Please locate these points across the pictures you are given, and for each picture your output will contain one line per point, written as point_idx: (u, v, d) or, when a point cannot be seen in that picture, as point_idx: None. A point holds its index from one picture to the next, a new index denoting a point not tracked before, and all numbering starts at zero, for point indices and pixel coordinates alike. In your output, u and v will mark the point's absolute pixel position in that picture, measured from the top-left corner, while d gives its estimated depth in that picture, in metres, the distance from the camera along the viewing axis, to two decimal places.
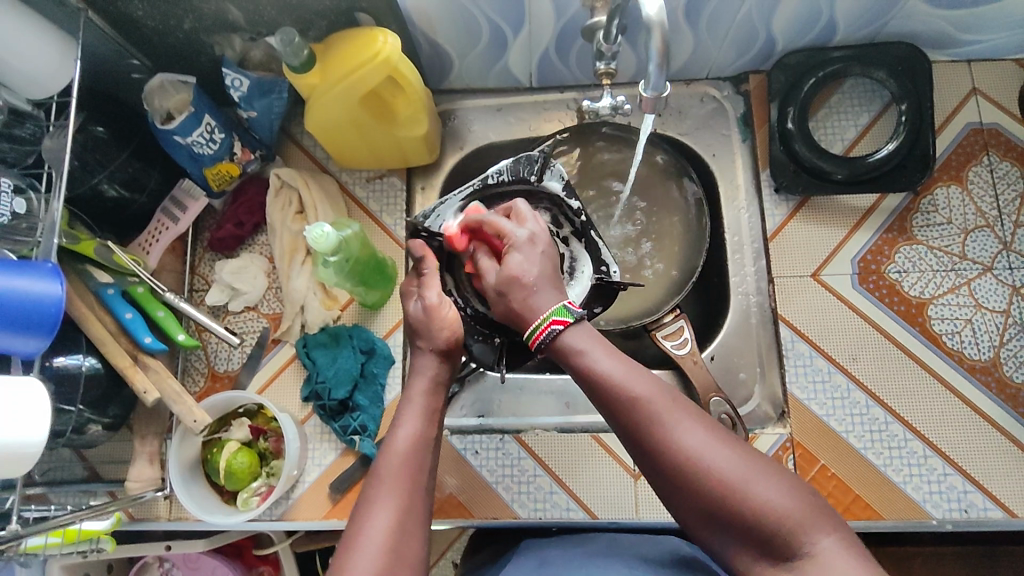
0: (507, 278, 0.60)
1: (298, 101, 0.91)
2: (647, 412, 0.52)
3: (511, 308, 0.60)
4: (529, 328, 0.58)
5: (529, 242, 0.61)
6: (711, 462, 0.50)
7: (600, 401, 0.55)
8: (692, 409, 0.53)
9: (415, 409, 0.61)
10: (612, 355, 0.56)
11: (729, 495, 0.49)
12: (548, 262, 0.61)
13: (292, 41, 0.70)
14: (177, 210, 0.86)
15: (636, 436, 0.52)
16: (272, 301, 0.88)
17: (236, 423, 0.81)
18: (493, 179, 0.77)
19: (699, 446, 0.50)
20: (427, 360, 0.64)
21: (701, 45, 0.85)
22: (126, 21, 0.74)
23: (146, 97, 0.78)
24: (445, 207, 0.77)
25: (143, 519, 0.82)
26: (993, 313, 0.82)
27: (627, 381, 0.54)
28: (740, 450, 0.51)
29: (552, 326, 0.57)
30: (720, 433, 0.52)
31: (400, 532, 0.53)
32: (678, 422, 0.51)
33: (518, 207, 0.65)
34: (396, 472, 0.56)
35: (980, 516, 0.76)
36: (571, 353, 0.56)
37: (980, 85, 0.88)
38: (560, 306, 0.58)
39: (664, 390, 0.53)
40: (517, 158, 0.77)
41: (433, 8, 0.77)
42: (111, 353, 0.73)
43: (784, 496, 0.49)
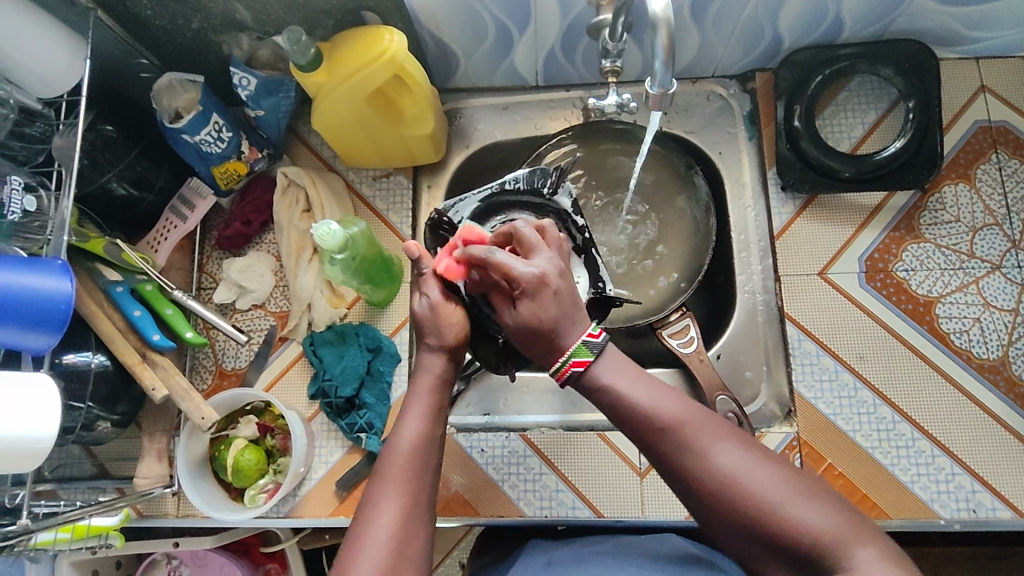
0: (527, 325, 0.58)
1: (305, 101, 0.92)
2: (679, 435, 0.52)
3: (532, 349, 0.59)
4: (553, 365, 0.57)
5: (539, 283, 0.57)
6: (748, 482, 0.49)
7: (630, 427, 0.54)
8: (723, 427, 0.53)
9: (421, 408, 0.60)
10: (639, 381, 0.55)
11: (769, 514, 0.48)
12: (564, 299, 0.58)
13: (299, 41, 0.70)
14: (185, 210, 0.86)
15: (668, 460, 0.52)
16: (279, 299, 0.88)
17: (244, 420, 0.82)
18: (510, 185, 0.80)
19: (734, 466, 0.50)
20: (430, 356, 0.64)
21: (706, 43, 0.85)
22: (134, 20, 0.74)
23: (155, 96, 0.79)
24: (463, 204, 0.79)
25: (151, 516, 0.82)
26: (1002, 311, 0.82)
27: (656, 404, 0.53)
28: (776, 467, 0.50)
29: (573, 368, 0.56)
30: (754, 451, 0.51)
31: (405, 532, 0.53)
32: (711, 445, 0.51)
33: (522, 236, 0.60)
34: (401, 471, 0.56)
35: (989, 516, 0.76)
36: (597, 384, 0.56)
37: (988, 82, 0.87)
38: (579, 346, 0.56)
39: (694, 411, 0.53)
40: (533, 170, 0.80)
41: (438, 7, 0.77)
42: (120, 351, 0.74)
43: (825, 513, 0.48)
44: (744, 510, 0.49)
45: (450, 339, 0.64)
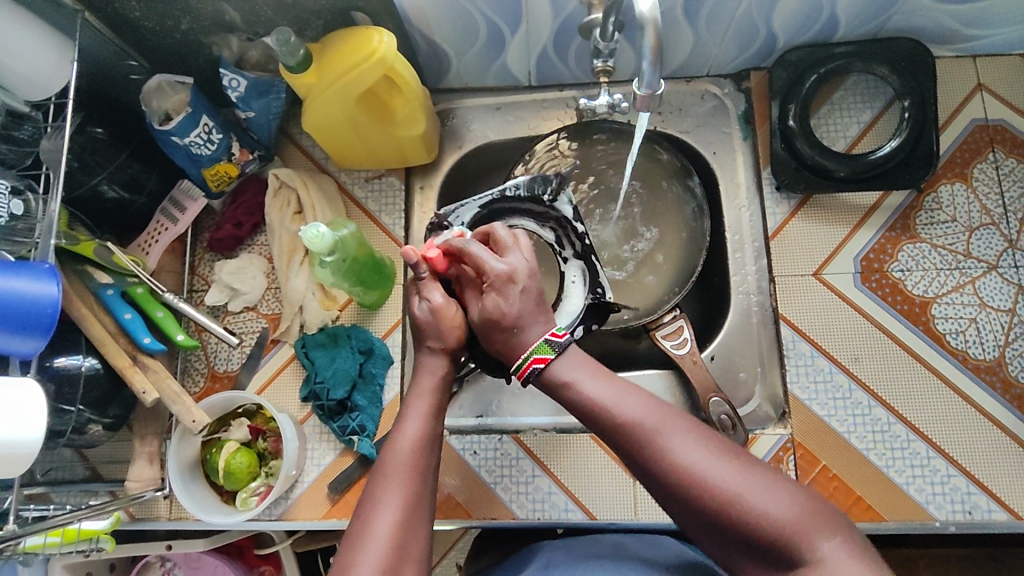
0: (489, 318, 0.61)
1: (297, 101, 0.91)
2: (637, 431, 0.53)
3: (496, 347, 0.62)
4: (517, 361, 0.61)
5: (507, 278, 0.61)
6: (704, 475, 0.49)
7: (594, 425, 0.56)
8: (683, 422, 0.53)
9: (422, 407, 0.60)
10: (600, 379, 0.57)
11: (725, 507, 0.48)
12: (529, 298, 0.61)
13: (288, 41, 0.69)
14: (176, 211, 0.86)
15: (630, 456, 0.53)
16: (272, 301, 0.88)
17: (236, 422, 0.81)
18: (510, 193, 0.78)
19: (691, 460, 0.50)
20: (429, 359, 0.64)
21: (700, 41, 0.84)
22: (123, 22, 0.74)
23: (144, 98, 0.78)
24: (464, 211, 0.78)
25: (143, 518, 0.82)
26: (998, 312, 0.81)
27: (616, 402, 0.55)
28: (733, 460, 0.50)
29: (534, 363, 0.59)
30: (713, 444, 0.51)
31: (406, 529, 0.53)
32: (669, 440, 0.52)
33: (499, 235, 0.64)
34: (401, 468, 0.56)
35: (985, 518, 0.75)
36: (559, 383, 0.58)
37: (985, 80, 0.87)
38: (540, 343, 0.59)
39: (652, 408, 0.54)
40: (533, 176, 0.78)
41: (429, 7, 0.76)
42: (111, 354, 0.74)
43: (783, 503, 0.48)
44: (701, 502, 0.49)
45: (452, 342, 0.64)
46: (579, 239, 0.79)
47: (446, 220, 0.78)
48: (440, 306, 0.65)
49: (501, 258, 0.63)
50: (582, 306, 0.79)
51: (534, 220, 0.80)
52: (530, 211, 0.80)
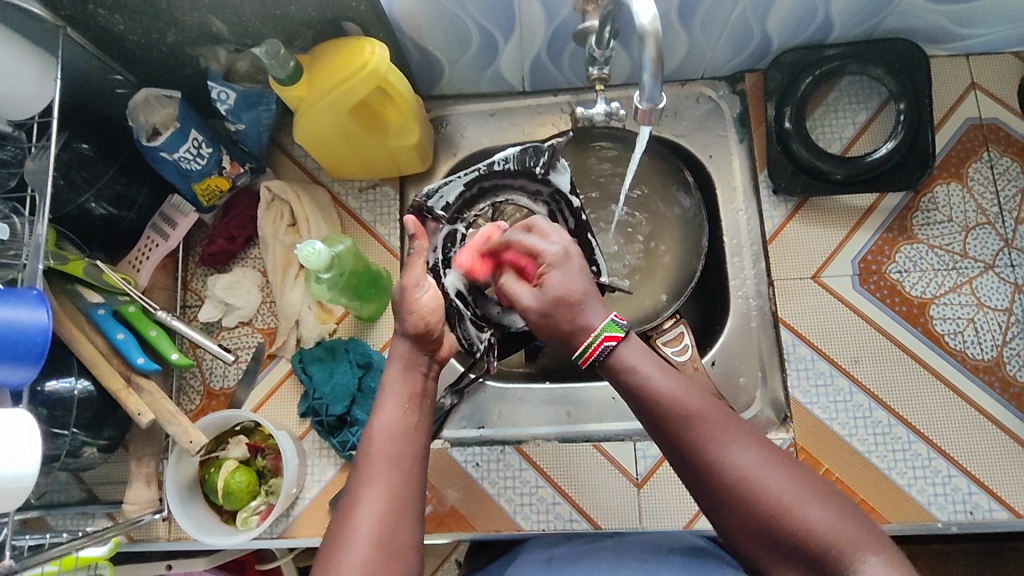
0: (555, 301, 0.57)
1: (288, 111, 0.90)
2: (700, 429, 0.51)
3: (559, 332, 0.57)
4: (583, 344, 0.55)
5: (564, 258, 0.58)
6: (766, 482, 0.49)
7: (651, 416, 0.53)
8: (744, 426, 0.52)
9: (395, 393, 0.60)
10: (664, 371, 0.54)
11: (783, 515, 0.48)
12: (587, 275, 0.58)
13: (278, 54, 0.68)
14: (166, 227, 0.84)
15: (688, 452, 0.52)
16: (267, 316, 0.86)
17: (233, 441, 0.80)
18: (498, 166, 0.74)
19: (754, 465, 0.50)
20: (398, 344, 0.63)
21: (695, 45, 0.83)
22: (108, 36, 0.72)
23: (131, 113, 0.76)
24: (448, 189, 0.74)
25: (142, 540, 0.81)
26: (996, 311, 0.81)
27: (681, 395, 0.53)
28: (793, 471, 0.50)
29: (605, 343, 0.55)
30: (775, 453, 0.51)
31: (389, 522, 0.53)
32: (729, 441, 0.51)
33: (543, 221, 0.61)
34: (379, 459, 0.56)
35: (986, 517, 0.76)
36: (621, 371, 0.55)
37: (978, 80, 0.87)
38: (610, 320, 0.55)
39: (716, 407, 0.53)
40: (523, 148, 0.74)
41: (420, 15, 0.75)
42: (104, 376, 0.72)
43: (839, 517, 0.48)
44: (758, 509, 0.49)
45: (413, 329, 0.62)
46: (574, 216, 0.76)
47: (429, 200, 0.73)
48: (410, 286, 0.64)
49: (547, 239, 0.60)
50: None
51: (524, 193, 0.77)
52: (523, 187, 0.77)
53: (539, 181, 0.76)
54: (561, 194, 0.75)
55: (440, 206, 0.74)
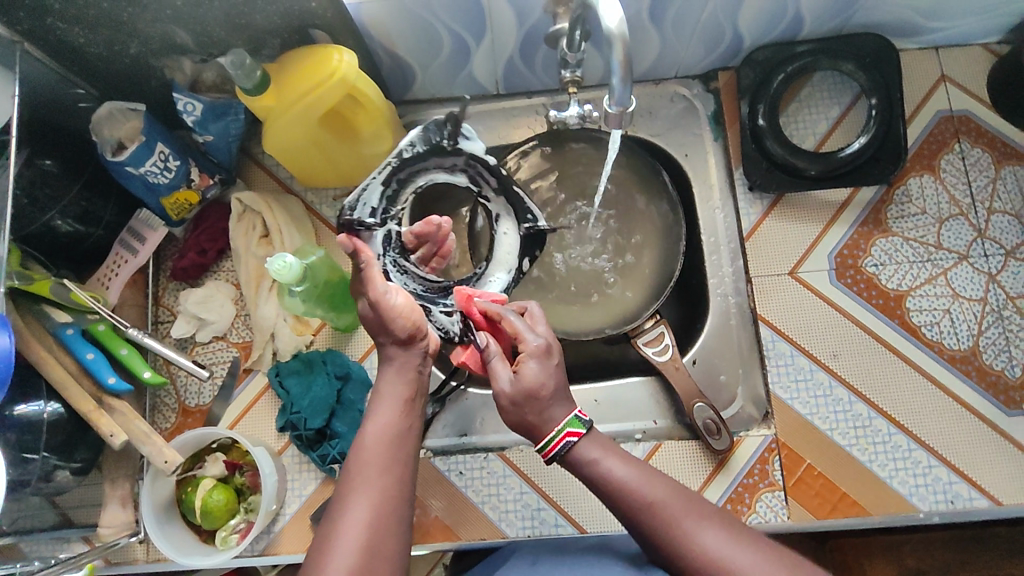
0: (527, 395, 0.58)
1: (257, 121, 0.88)
2: (663, 516, 0.54)
3: (524, 419, 0.59)
4: (545, 438, 0.59)
5: (544, 352, 0.60)
6: (733, 563, 0.51)
7: (618, 506, 0.57)
8: (708, 510, 0.55)
9: (388, 401, 0.59)
10: (625, 462, 0.58)
11: None
12: (560, 374, 0.61)
13: (244, 63, 0.67)
14: (136, 243, 0.82)
15: (655, 540, 0.54)
16: (241, 329, 0.85)
17: (210, 458, 0.79)
18: (408, 153, 0.65)
19: (719, 548, 0.52)
20: (390, 351, 0.63)
21: (668, 44, 0.83)
22: (68, 49, 0.70)
23: (94, 128, 0.75)
24: (368, 193, 0.66)
25: (120, 563, 0.80)
26: (971, 301, 0.82)
27: (641, 486, 0.56)
28: (762, 551, 0.52)
29: (567, 438, 0.58)
30: (740, 535, 0.53)
31: (376, 527, 0.52)
32: (693, 525, 0.53)
33: (535, 313, 0.66)
34: (368, 466, 0.55)
35: (967, 506, 0.76)
36: (583, 463, 0.58)
37: (948, 72, 0.87)
38: (572, 418, 0.59)
39: (680, 493, 0.56)
40: (425, 125, 0.65)
41: (389, 21, 0.74)
42: (74, 398, 0.70)
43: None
44: None
45: (403, 334, 0.62)
46: (493, 174, 0.69)
47: (354, 211, 0.66)
48: (381, 296, 0.61)
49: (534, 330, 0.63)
50: (519, 238, 0.73)
51: (440, 168, 0.68)
52: (438, 166, 0.68)
53: (450, 155, 0.67)
54: (476, 159, 0.67)
55: (368, 213, 0.67)
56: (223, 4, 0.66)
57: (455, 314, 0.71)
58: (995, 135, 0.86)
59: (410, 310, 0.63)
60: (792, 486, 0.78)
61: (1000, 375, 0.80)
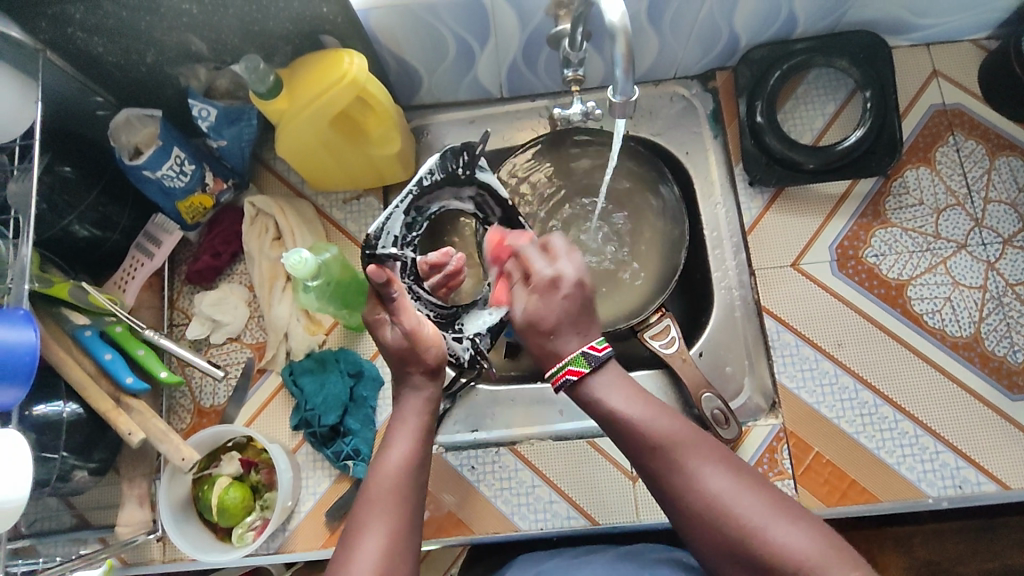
0: (533, 321, 0.62)
1: (268, 128, 0.91)
2: (669, 454, 0.56)
3: (534, 348, 0.64)
4: (552, 370, 0.63)
5: (550, 284, 0.63)
6: (733, 504, 0.53)
7: (626, 442, 0.59)
8: (716, 451, 0.56)
9: (407, 431, 0.63)
10: (636, 400, 0.60)
11: (753, 537, 0.51)
12: (569, 305, 0.62)
13: (258, 68, 0.69)
14: (152, 246, 0.85)
15: (659, 476, 0.56)
16: (255, 330, 0.86)
17: (226, 457, 0.80)
18: (426, 181, 0.68)
19: (721, 488, 0.54)
20: (417, 379, 0.67)
21: (667, 45, 0.85)
22: (87, 59, 0.72)
23: (112, 134, 0.77)
24: (391, 222, 0.69)
25: (136, 563, 0.80)
26: (971, 289, 0.83)
27: (650, 421, 0.58)
28: (763, 496, 0.53)
29: (568, 373, 0.61)
30: (744, 478, 0.55)
31: (389, 555, 0.55)
32: (699, 466, 0.55)
33: (555, 242, 0.65)
34: (383, 494, 0.58)
35: (975, 491, 0.77)
36: (593, 401, 0.61)
37: (940, 68, 0.90)
38: (578, 356, 0.61)
39: (689, 435, 0.57)
40: (443, 154, 0.68)
41: (397, 27, 0.77)
42: (94, 398, 0.72)
43: (807, 536, 0.51)
44: (727, 529, 0.52)
45: (433, 362, 0.67)
46: (499, 204, 0.74)
47: (378, 241, 0.68)
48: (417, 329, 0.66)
49: (553, 262, 0.64)
50: None
51: (452, 195, 0.72)
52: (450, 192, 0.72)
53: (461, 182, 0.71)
54: (484, 190, 0.72)
55: (391, 242, 0.70)
56: (238, 11, 0.69)
57: (465, 341, 0.76)
58: (988, 127, 0.88)
59: (438, 338, 0.68)
60: (801, 475, 0.79)
61: (1002, 361, 0.81)
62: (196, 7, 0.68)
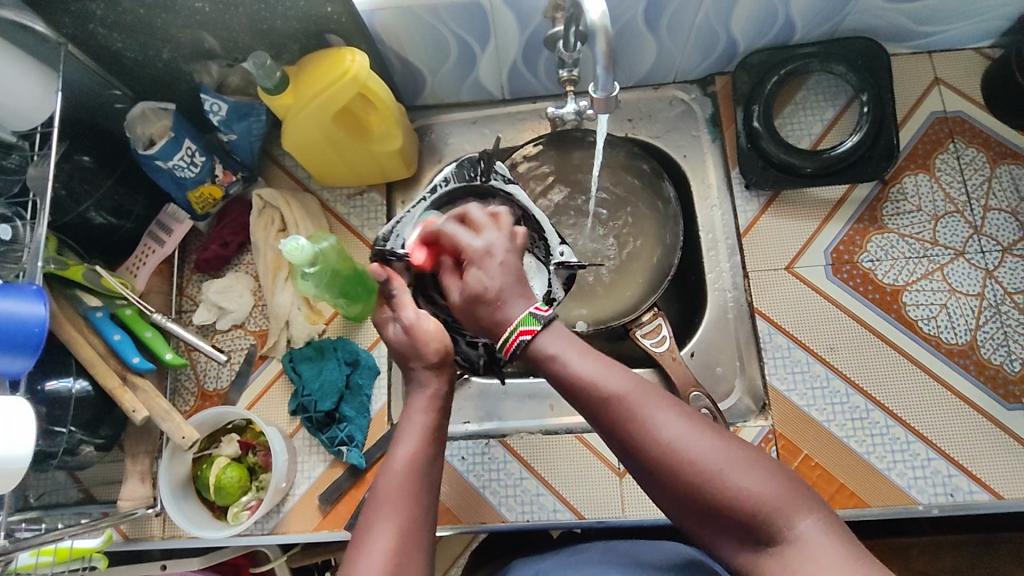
0: (472, 293, 0.58)
1: (277, 124, 0.94)
2: (623, 407, 0.52)
3: (482, 325, 0.59)
4: (501, 338, 0.57)
5: (482, 255, 0.59)
6: (690, 453, 0.50)
7: (576, 398, 0.55)
8: (668, 399, 0.53)
9: (416, 428, 0.61)
10: (586, 354, 0.56)
11: (713, 483, 0.49)
12: (510, 272, 0.59)
13: (265, 65, 0.72)
14: (163, 234, 0.88)
15: (614, 429, 0.53)
16: (259, 318, 0.90)
17: (225, 439, 0.83)
18: (440, 187, 0.74)
19: (681, 436, 0.51)
20: (422, 375, 0.64)
21: (665, 49, 0.87)
22: (106, 53, 0.77)
23: (128, 125, 0.81)
24: (402, 225, 0.73)
25: (137, 538, 0.83)
26: (968, 296, 0.83)
27: (603, 376, 0.54)
28: (720, 440, 0.51)
29: (520, 336, 0.56)
30: (702, 424, 0.52)
31: (400, 554, 0.54)
32: (654, 414, 0.52)
33: (473, 213, 0.63)
34: (393, 494, 0.57)
35: (967, 499, 0.76)
36: (543, 358, 0.56)
37: (941, 75, 0.90)
38: (525, 315, 0.56)
39: (641, 385, 0.54)
40: (460, 163, 0.75)
41: (401, 29, 0.80)
42: (101, 374, 0.74)
43: (766, 479, 0.50)
44: (687, 476, 0.50)
45: (435, 359, 0.63)
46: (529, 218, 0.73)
47: (388, 242, 0.73)
48: (415, 322, 0.65)
49: (477, 233, 0.62)
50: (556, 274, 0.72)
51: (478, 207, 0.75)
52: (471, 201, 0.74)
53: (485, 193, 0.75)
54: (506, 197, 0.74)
55: (400, 245, 0.73)
56: (247, 9, 0.72)
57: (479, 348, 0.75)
58: (989, 135, 0.87)
59: (442, 333, 0.64)
60: None
61: (998, 369, 0.80)
62: (208, 5, 0.72)
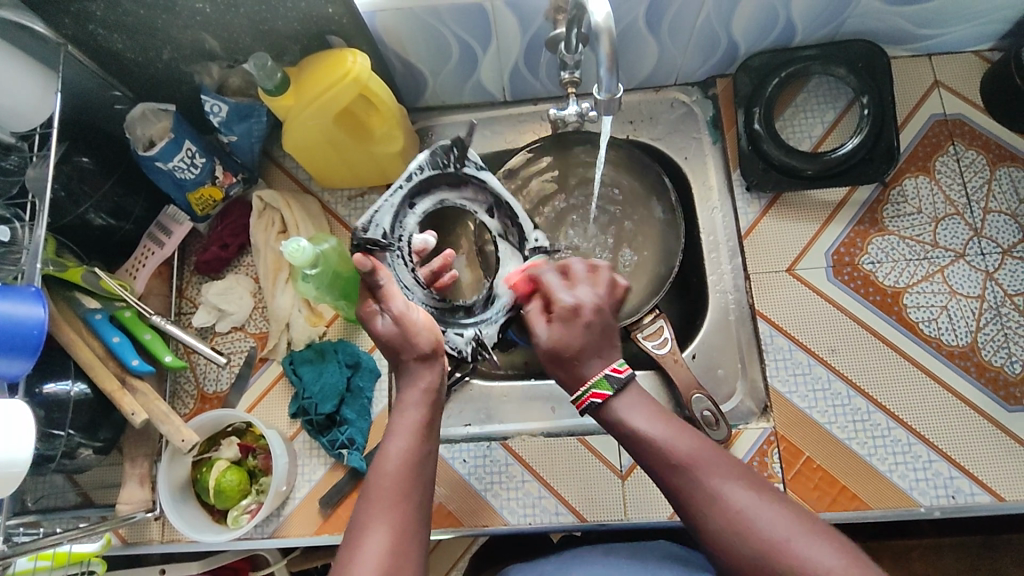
0: (553, 346, 0.64)
1: (278, 126, 0.94)
2: (691, 473, 0.56)
3: (557, 372, 0.65)
4: (575, 393, 0.64)
5: (572, 311, 0.65)
6: (754, 521, 0.52)
7: (647, 462, 0.59)
8: (737, 470, 0.56)
9: (407, 425, 0.61)
10: (659, 420, 0.60)
11: (776, 554, 0.50)
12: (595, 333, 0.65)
13: (265, 66, 0.72)
14: (163, 236, 0.88)
15: (681, 494, 0.56)
16: (259, 320, 0.89)
17: (226, 442, 0.82)
18: (416, 176, 0.69)
19: (747, 506, 0.53)
20: (412, 367, 0.63)
21: (666, 52, 0.87)
22: (106, 54, 0.76)
23: (128, 126, 0.80)
24: (381, 215, 0.69)
25: (137, 542, 0.83)
26: (969, 298, 0.83)
27: (675, 441, 0.58)
28: (786, 513, 0.53)
29: (592, 398, 0.62)
30: (770, 496, 0.54)
31: (394, 553, 0.54)
32: (720, 483, 0.55)
33: (575, 271, 0.69)
34: (386, 492, 0.57)
35: (968, 501, 0.76)
36: (616, 421, 0.62)
37: (941, 78, 0.90)
38: (600, 378, 0.62)
39: (711, 453, 0.57)
40: (432, 149, 0.70)
41: (403, 31, 0.80)
42: (99, 377, 0.74)
43: (831, 552, 0.50)
44: (749, 546, 0.51)
45: (427, 348, 0.63)
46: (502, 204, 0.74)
47: (367, 233, 0.68)
48: (405, 312, 0.64)
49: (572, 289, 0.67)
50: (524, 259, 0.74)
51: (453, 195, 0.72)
52: (446, 190, 0.71)
53: (459, 180, 0.72)
54: (478, 183, 0.72)
55: (380, 235, 0.68)
56: (248, 10, 0.72)
57: (467, 334, 0.72)
58: (989, 137, 0.88)
59: (431, 323, 0.65)
60: (790, 479, 0.79)
61: (999, 371, 0.81)
62: (209, 7, 0.72)
